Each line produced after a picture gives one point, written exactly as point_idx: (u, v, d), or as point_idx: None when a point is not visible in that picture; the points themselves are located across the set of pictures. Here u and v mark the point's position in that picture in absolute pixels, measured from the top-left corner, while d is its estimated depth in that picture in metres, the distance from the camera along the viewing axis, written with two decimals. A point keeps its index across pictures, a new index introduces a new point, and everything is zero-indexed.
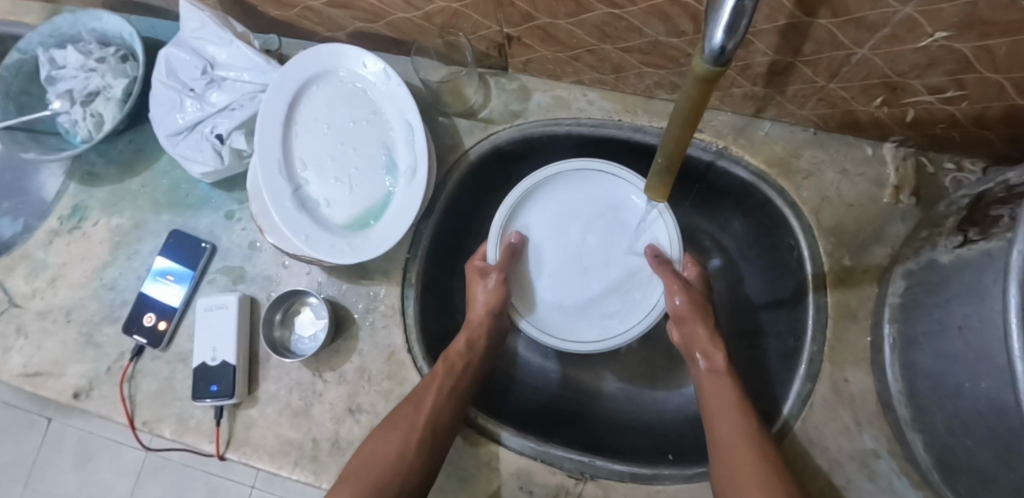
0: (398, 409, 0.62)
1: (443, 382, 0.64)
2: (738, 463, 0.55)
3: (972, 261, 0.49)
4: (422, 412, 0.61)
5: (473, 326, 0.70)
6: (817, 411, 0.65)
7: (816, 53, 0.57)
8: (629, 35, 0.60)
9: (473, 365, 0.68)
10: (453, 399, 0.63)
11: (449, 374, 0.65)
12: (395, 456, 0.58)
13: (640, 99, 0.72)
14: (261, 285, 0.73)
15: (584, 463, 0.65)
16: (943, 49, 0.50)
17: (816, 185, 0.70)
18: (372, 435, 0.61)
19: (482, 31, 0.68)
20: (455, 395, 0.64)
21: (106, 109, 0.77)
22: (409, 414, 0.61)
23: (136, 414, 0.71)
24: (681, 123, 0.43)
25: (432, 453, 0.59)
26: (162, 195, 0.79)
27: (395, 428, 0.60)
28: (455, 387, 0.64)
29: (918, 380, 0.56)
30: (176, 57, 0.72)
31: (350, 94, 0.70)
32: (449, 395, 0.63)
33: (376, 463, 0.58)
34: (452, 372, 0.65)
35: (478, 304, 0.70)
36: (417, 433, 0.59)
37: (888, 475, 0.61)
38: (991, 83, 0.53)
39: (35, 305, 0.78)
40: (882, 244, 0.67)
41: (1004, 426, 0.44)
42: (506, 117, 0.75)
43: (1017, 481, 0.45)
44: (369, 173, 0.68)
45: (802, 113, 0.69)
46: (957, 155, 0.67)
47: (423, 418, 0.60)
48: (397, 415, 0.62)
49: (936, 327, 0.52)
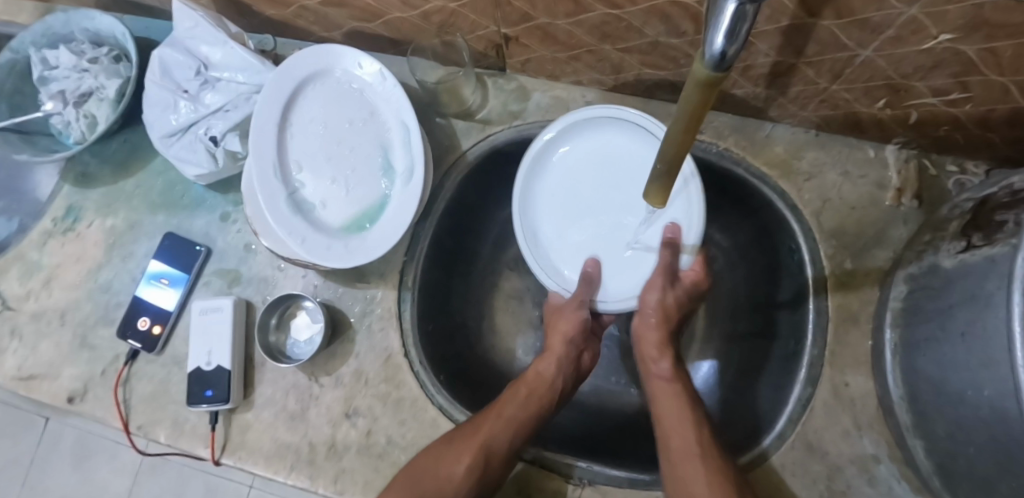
0: (462, 428, 0.62)
1: (512, 410, 0.62)
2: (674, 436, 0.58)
3: (976, 266, 0.48)
4: (480, 436, 0.59)
5: (552, 356, 0.68)
6: (817, 415, 0.64)
7: (819, 54, 0.56)
8: (628, 35, 0.59)
9: (552, 398, 0.66)
10: (520, 433, 0.61)
11: (524, 407, 0.63)
12: (444, 473, 0.57)
13: (640, 99, 0.72)
14: (256, 288, 0.72)
15: (582, 468, 0.64)
16: (948, 51, 0.49)
17: (817, 187, 0.69)
18: (427, 449, 0.60)
19: (480, 31, 0.67)
20: (518, 426, 0.61)
21: (99, 110, 0.76)
22: (472, 440, 0.59)
23: (131, 417, 0.70)
24: (681, 128, 0.42)
25: (479, 479, 0.58)
26: (156, 196, 0.78)
27: (454, 447, 0.59)
28: (529, 422, 0.62)
29: (919, 386, 0.55)
30: (168, 56, 0.71)
31: (346, 94, 0.69)
32: (517, 428, 0.61)
33: (427, 476, 0.57)
34: (520, 401, 0.64)
35: (557, 336, 0.69)
36: (474, 463, 0.57)
37: (888, 479, 0.61)
38: (996, 85, 0.52)
39: (29, 308, 0.77)
40: (884, 247, 0.66)
41: (1006, 434, 0.44)
42: (504, 117, 0.74)
43: (1019, 490, 0.44)
44: (365, 174, 0.68)
45: (803, 114, 0.68)
46: (960, 157, 0.67)
47: (480, 442, 0.59)
48: (459, 433, 0.60)
49: (939, 333, 0.52)
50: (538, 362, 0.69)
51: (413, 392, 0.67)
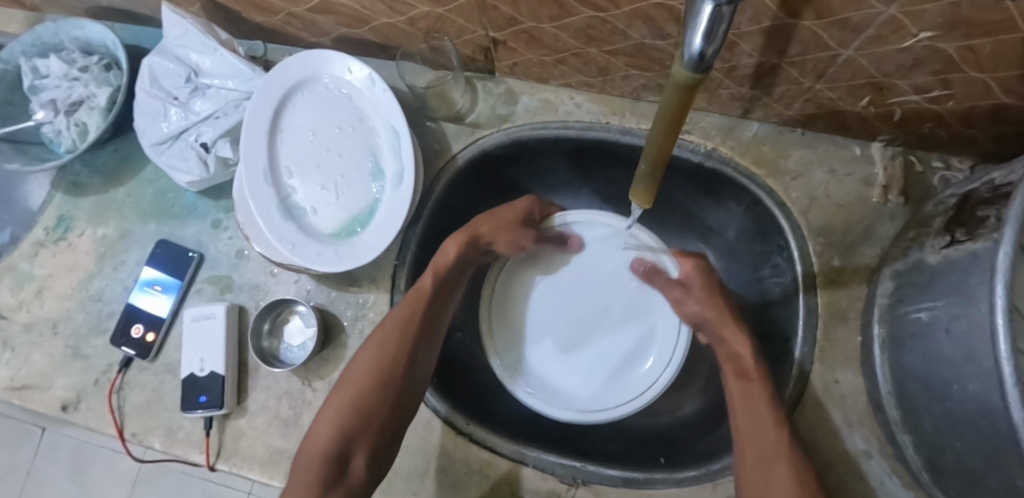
0: (382, 327, 0.64)
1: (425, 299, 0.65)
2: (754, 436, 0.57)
3: (960, 261, 0.49)
4: (405, 332, 0.63)
5: (459, 235, 0.68)
6: (807, 413, 0.65)
7: (802, 54, 0.56)
8: (614, 38, 0.59)
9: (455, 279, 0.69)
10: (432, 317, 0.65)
11: (433, 292, 0.65)
12: (376, 378, 0.61)
13: (628, 101, 0.72)
14: (248, 293, 0.73)
15: (576, 468, 0.64)
16: (928, 49, 0.50)
17: (805, 185, 0.70)
18: (356, 358, 0.63)
19: (467, 36, 0.67)
20: (432, 312, 0.65)
21: (89, 118, 0.76)
22: (388, 333, 0.63)
23: (125, 426, 0.70)
24: (663, 128, 0.42)
25: (410, 368, 0.62)
26: (148, 204, 0.78)
27: (371, 349, 0.62)
28: (438, 304, 0.66)
29: (907, 381, 0.55)
30: (159, 65, 0.72)
31: (335, 100, 0.69)
32: (429, 316, 0.65)
33: (360, 383, 0.61)
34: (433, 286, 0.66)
35: (494, 219, 0.70)
36: (398, 355, 0.62)
37: (879, 475, 0.61)
38: (975, 81, 0.53)
39: (21, 318, 0.77)
40: (871, 243, 0.67)
41: (991, 427, 0.44)
42: (494, 121, 0.74)
43: (1005, 483, 0.45)
44: (355, 179, 0.68)
45: (789, 113, 0.69)
46: (945, 153, 0.67)
47: (402, 339, 0.62)
48: (379, 333, 0.63)
49: (925, 327, 0.52)
50: (446, 243, 0.68)
51: None
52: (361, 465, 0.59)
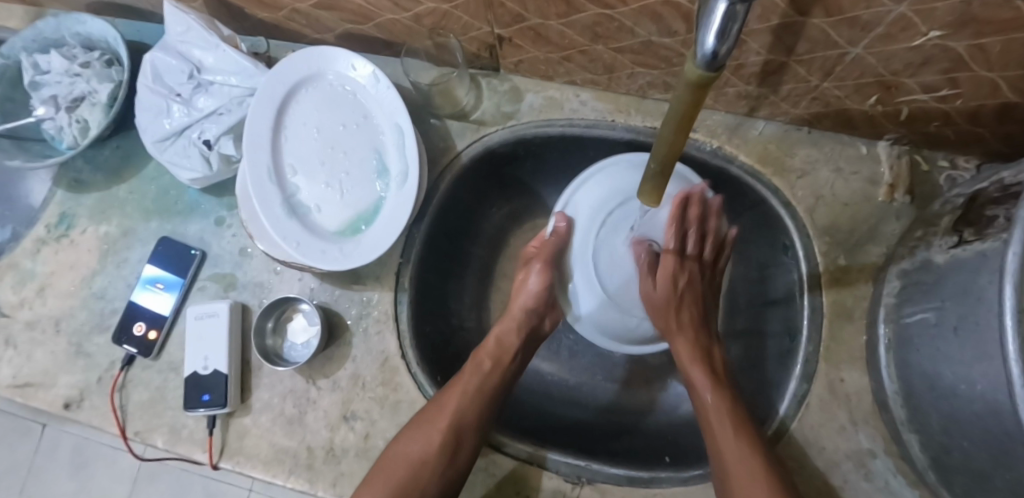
0: (424, 411, 0.63)
1: (469, 382, 0.64)
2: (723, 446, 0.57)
3: (968, 262, 0.49)
4: (446, 413, 0.61)
5: (506, 320, 0.70)
6: (813, 411, 0.65)
7: (810, 53, 0.56)
8: (621, 36, 0.59)
9: (507, 363, 0.68)
10: (478, 400, 0.63)
11: (475, 373, 0.65)
12: (419, 460, 0.59)
13: (634, 99, 0.72)
14: (251, 292, 0.72)
15: (581, 467, 0.64)
16: (938, 48, 0.50)
17: (811, 184, 0.70)
18: (400, 438, 0.61)
19: (472, 32, 0.67)
20: (478, 396, 0.64)
21: (91, 115, 0.75)
22: (436, 413, 0.62)
23: (128, 424, 0.70)
24: (674, 127, 0.42)
25: (455, 455, 0.60)
26: (151, 202, 0.78)
27: (414, 432, 0.60)
28: (481, 385, 0.65)
29: (913, 380, 0.55)
30: (161, 61, 0.71)
31: (340, 97, 0.69)
32: (472, 397, 0.63)
33: (402, 466, 0.59)
34: (479, 369, 0.66)
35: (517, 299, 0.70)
36: (442, 434, 0.60)
37: (885, 474, 0.61)
38: (984, 79, 0.52)
39: (23, 315, 0.77)
40: (877, 243, 0.67)
41: (1000, 427, 0.44)
42: (498, 118, 0.74)
43: (1013, 483, 0.45)
44: (360, 177, 0.68)
45: (795, 112, 0.69)
46: (951, 152, 0.67)
47: (446, 421, 0.61)
48: (425, 416, 0.62)
49: (932, 327, 0.52)
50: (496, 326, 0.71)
51: (411, 394, 0.67)
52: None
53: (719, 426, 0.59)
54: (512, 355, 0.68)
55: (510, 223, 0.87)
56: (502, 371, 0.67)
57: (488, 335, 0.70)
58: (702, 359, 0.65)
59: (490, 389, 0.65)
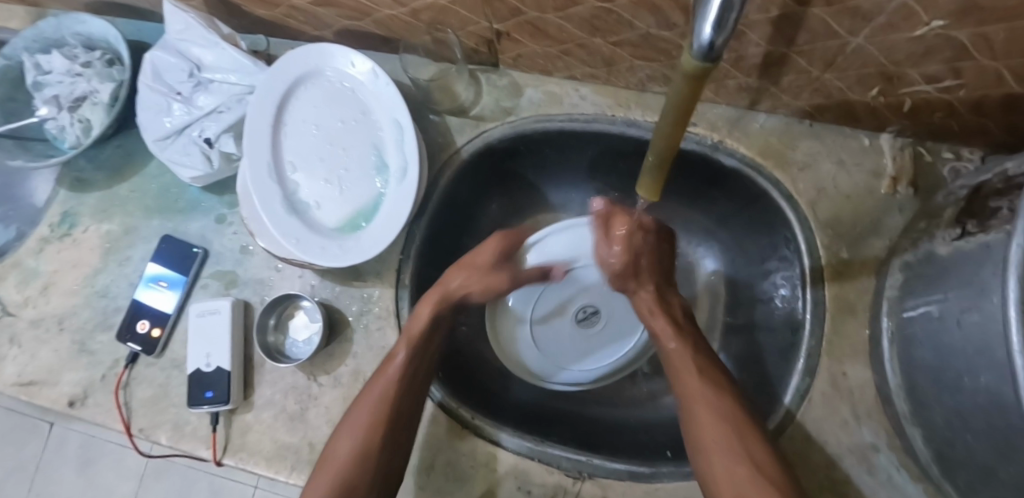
0: (359, 401, 0.60)
1: (402, 370, 0.62)
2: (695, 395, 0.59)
3: (971, 253, 0.48)
4: (383, 404, 0.59)
5: (437, 292, 0.67)
6: (815, 406, 0.64)
7: (811, 44, 0.56)
8: (619, 28, 0.59)
9: (432, 349, 0.66)
10: (414, 387, 0.62)
11: (408, 361, 0.62)
12: (361, 456, 0.57)
13: (634, 93, 0.71)
14: (253, 289, 0.72)
15: (582, 462, 0.64)
16: (941, 37, 0.49)
17: (813, 177, 0.69)
18: (337, 434, 0.60)
19: (471, 27, 0.66)
20: (413, 381, 0.62)
21: (94, 114, 0.76)
22: (370, 403, 0.60)
23: (132, 421, 0.70)
24: (671, 120, 0.42)
25: (393, 448, 0.59)
26: (152, 200, 0.78)
27: (353, 424, 0.59)
28: (414, 373, 0.62)
29: (917, 373, 0.55)
30: (161, 60, 0.71)
31: (339, 93, 0.69)
32: (406, 385, 0.61)
33: (341, 460, 0.57)
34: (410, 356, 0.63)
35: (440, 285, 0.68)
36: (379, 424, 0.58)
37: (888, 468, 0.61)
38: (989, 69, 0.51)
39: (28, 314, 0.78)
40: (880, 236, 0.66)
41: (1003, 419, 0.44)
42: (497, 114, 0.74)
43: (1016, 476, 0.44)
44: (359, 173, 0.68)
45: (797, 104, 0.68)
46: (955, 144, 0.66)
47: (384, 413, 0.59)
48: (359, 407, 0.60)
49: (934, 320, 0.52)
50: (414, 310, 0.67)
51: None
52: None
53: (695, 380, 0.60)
54: (438, 335, 0.66)
55: (511, 219, 0.86)
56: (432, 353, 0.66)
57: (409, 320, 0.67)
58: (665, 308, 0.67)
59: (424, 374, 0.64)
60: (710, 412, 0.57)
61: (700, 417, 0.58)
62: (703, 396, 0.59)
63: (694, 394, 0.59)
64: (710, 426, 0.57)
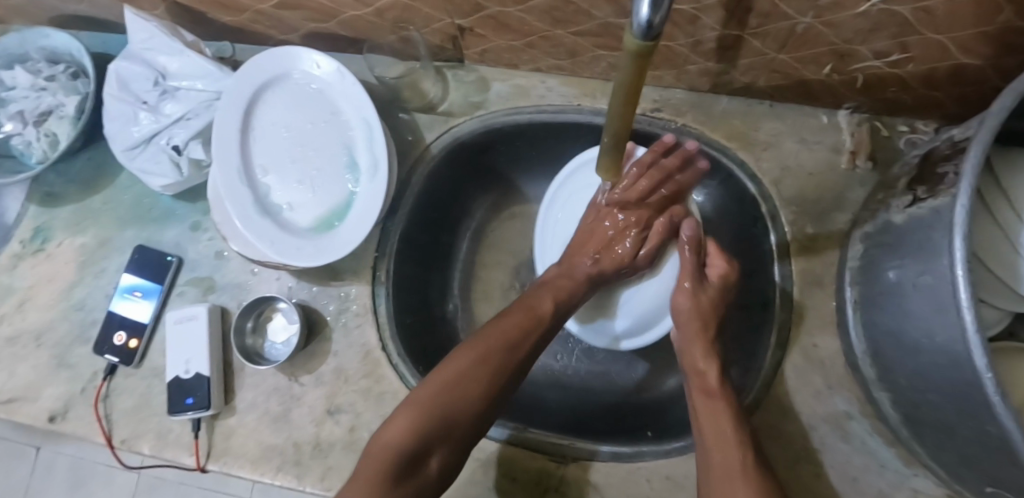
0: (477, 341, 0.58)
1: (522, 322, 0.61)
2: (715, 423, 0.56)
3: (924, 219, 0.50)
4: (502, 354, 0.58)
5: (581, 252, 0.67)
6: (789, 377, 0.66)
7: (762, 25, 0.57)
8: (578, 19, 0.60)
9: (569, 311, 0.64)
10: (529, 342, 0.60)
11: (533, 319, 0.61)
12: (462, 389, 0.55)
13: (598, 82, 0.73)
14: (231, 294, 0.73)
15: (565, 446, 0.65)
16: (884, 13, 0.51)
17: (776, 156, 0.71)
18: (449, 359, 0.57)
19: (435, 24, 0.67)
20: (536, 339, 0.61)
21: (59, 128, 0.75)
22: (491, 348, 0.58)
23: (113, 433, 0.70)
24: (622, 99, 0.42)
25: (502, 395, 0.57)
26: (125, 211, 0.78)
27: (486, 361, 0.57)
28: (538, 334, 0.61)
29: (880, 339, 0.57)
30: (126, 69, 0.71)
31: (306, 96, 0.69)
32: (525, 340, 0.60)
33: (452, 398, 0.54)
34: (537, 313, 0.62)
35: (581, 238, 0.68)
36: (487, 376, 0.56)
37: (861, 434, 0.63)
38: (705, 300, 0.64)
39: (4, 331, 0.77)
40: (843, 209, 0.68)
41: (960, 376, 0.45)
42: (466, 109, 0.75)
43: (974, 430, 0.46)
44: (331, 173, 0.68)
45: (756, 85, 0.70)
46: (910, 117, 0.68)
47: (499, 360, 0.57)
48: (480, 341, 0.58)
49: (895, 286, 0.53)
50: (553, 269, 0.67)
51: (393, 385, 0.67)
52: (435, 468, 0.53)
53: (716, 420, 0.56)
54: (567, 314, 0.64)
55: (489, 215, 0.87)
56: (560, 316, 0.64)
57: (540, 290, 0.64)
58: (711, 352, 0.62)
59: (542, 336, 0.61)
60: (721, 448, 0.54)
61: (716, 456, 0.54)
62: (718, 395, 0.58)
63: (717, 416, 0.56)
64: (724, 461, 0.53)
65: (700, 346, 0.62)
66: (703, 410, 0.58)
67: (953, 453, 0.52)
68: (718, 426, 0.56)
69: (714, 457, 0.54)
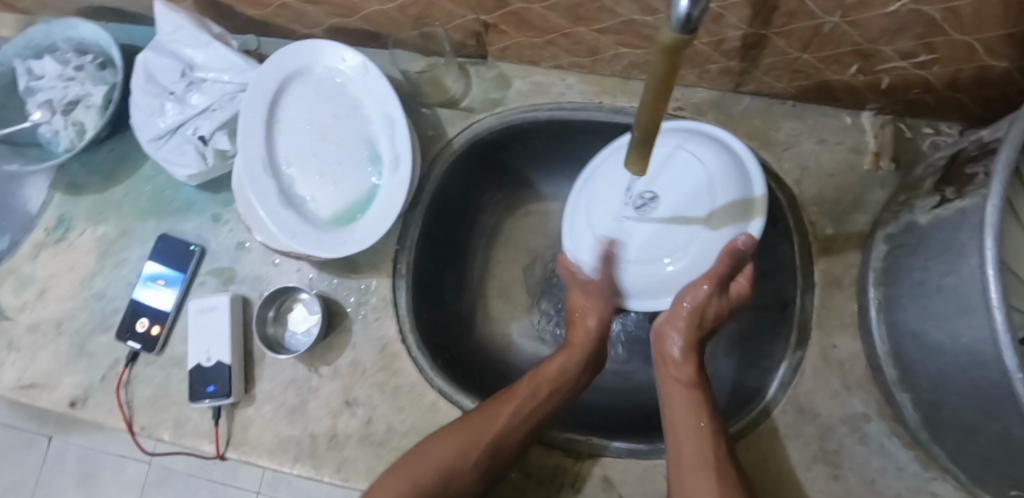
0: (471, 414, 0.61)
1: (525, 405, 0.62)
2: (680, 418, 0.59)
3: (949, 219, 0.50)
4: (490, 428, 0.60)
5: (574, 351, 0.68)
6: (806, 378, 0.65)
7: (787, 24, 0.57)
8: (603, 16, 0.60)
9: (563, 392, 0.66)
10: (529, 422, 0.62)
11: (532, 396, 0.63)
12: (448, 465, 0.58)
13: (619, 80, 0.73)
14: (251, 285, 0.73)
15: (582, 442, 0.65)
16: (912, 13, 0.51)
17: (796, 156, 0.71)
18: (434, 436, 0.60)
19: (458, 20, 0.68)
20: (534, 418, 0.62)
21: (87, 117, 0.77)
22: (477, 425, 0.60)
23: (133, 419, 0.71)
24: (653, 92, 0.42)
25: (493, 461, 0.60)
26: (147, 201, 0.79)
27: (473, 430, 0.59)
28: (535, 410, 0.63)
29: (902, 340, 0.56)
30: (154, 61, 0.72)
31: (330, 89, 0.70)
32: (526, 416, 0.62)
33: (431, 461, 0.58)
34: (532, 398, 0.63)
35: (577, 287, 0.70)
36: (474, 447, 0.59)
37: (880, 437, 0.62)
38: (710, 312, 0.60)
39: (26, 318, 0.78)
40: (864, 211, 0.68)
41: (986, 378, 0.45)
42: (486, 105, 0.75)
43: (999, 432, 0.46)
44: (353, 166, 0.69)
45: (778, 85, 0.70)
46: (933, 119, 0.68)
47: (492, 436, 0.59)
48: (464, 421, 0.61)
49: (919, 287, 0.53)
50: (555, 356, 0.68)
51: (411, 377, 0.68)
52: None
53: (682, 418, 0.59)
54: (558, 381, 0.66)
55: (506, 211, 0.88)
56: (558, 399, 0.65)
57: (551, 359, 0.67)
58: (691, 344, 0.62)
59: (542, 414, 0.63)
60: (688, 450, 0.56)
61: (686, 453, 0.56)
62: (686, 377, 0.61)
63: (679, 415, 0.59)
64: (686, 463, 0.56)
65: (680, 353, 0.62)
66: (672, 409, 0.60)
67: (975, 455, 0.51)
68: (683, 425, 0.58)
69: (678, 455, 0.57)
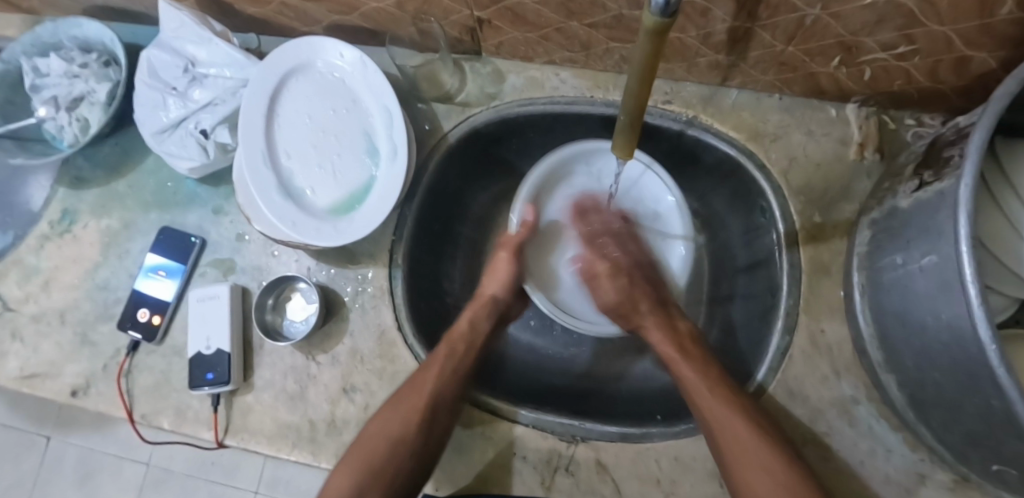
0: (404, 388, 0.65)
1: (444, 363, 0.65)
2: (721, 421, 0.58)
3: (928, 201, 0.51)
4: (422, 393, 0.63)
5: (479, 305, 0.73)
6: (796, 364, 0.67)
7: (772, 17, 0.59)
8: (593, 11, 0.62)
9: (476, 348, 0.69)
10: (455, 381, 0.65)
11: (451, 355, 0.67)
12: (392, 433, 0.61)
13: (611, 75, 0.75)
14: (251, 275, 0.75)
15: (575, 426, 0.67)
16: (890, 5, 0.52)
17: (784, 147, 0.73)
18: (376, 416, 0.63)
19: (454, 17, 0.70)
20: (459, 375, 0.66)
21: (91, 113, 0.78)
22: (412, 393, 0.63)
23: (134, 408, 0.72)
24: (640, 75, 0.44)
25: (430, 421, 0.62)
26: (150, 195, 0.80)
27: (401, 401, 0.63)
28: (457, 367, 0.66)
29: (887, 322, 0.58)
30: (157, 58, 0.74)
31: (329, 84, 0.72)
32: (451, 376, 0.65)
33: (378, 440, 0.61)
34: (450, 354, 0.67)
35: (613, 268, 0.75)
36: (415, 409, 0.62)
37: (868, 419, 0.64)
38: (655, 312, 0.70)
39: (29, 309, 0.79)
40: (851, 200, 0.70)
41: (964, 352, 0.46)
42: (482, 99, 0.77)
43: (978, 406, 0.47)
44: (352, 157, 0.70)
45: (765, 78, 0.72)
46: (916, 110, 0.70)
47: (423, 401, 0.62)
48: (400, 394, 0.64)
49: (900, 268, 0.55)
50: (464, 313, 0.72)
51: (408, 364, 0.69)
52: None
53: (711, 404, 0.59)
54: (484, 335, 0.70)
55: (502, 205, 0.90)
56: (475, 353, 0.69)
57: (458, 321, 0.71)
58: (676, 335, 0.68)
59: (466, 371, 0.66)
60: (727, 433, 0.57)
61: (737, 432, 0.57)
62: (689, 375, 0.63)
63: (713, 410, 0.59)
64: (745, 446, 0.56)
65: (677, 353, 0.66)
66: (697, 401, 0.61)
67: (959, 432, 0.52)
68: (720, 421, 0.58)
69: (729, 438, 0.57)
